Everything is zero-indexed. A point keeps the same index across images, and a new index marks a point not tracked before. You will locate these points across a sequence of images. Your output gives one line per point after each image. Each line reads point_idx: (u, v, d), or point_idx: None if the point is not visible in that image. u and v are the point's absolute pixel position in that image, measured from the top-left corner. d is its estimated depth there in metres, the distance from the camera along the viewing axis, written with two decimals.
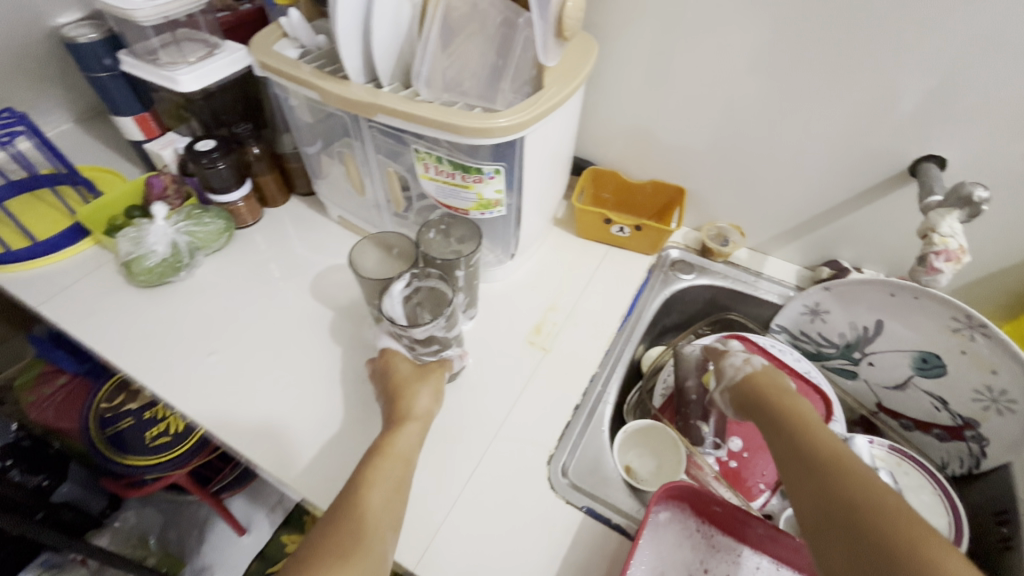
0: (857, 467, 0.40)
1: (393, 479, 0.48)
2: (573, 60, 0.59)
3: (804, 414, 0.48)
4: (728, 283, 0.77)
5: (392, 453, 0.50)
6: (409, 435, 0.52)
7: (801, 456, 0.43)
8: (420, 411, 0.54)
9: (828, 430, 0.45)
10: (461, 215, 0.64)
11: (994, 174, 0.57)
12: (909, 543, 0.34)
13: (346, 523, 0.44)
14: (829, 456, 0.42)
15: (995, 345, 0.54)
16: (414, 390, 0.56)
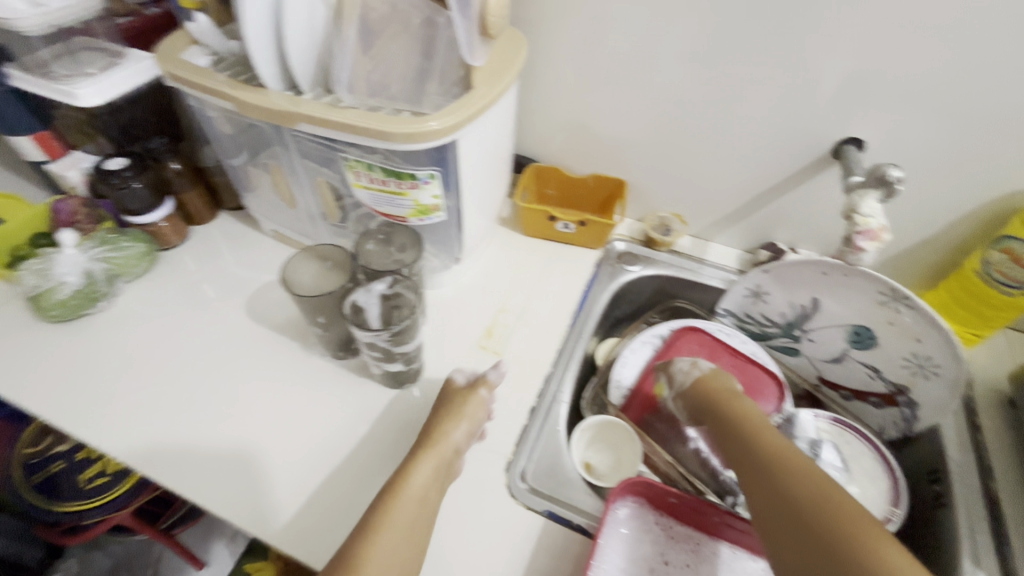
0: (803, 464, 0.43)
1: (407, 527, 0.45)
2: (503, 57, 0.58)
3: (753, 415, 0.50)
4: (673, 271, 0.78)
5: (408, 495, 0.47)
6: (429, 475, 0.49)
7: (755, 457, 0.46)
8: (451, 446, 0.51)
9: (778, 432, 0.47)
10: (398, 222, 0.62)
11: (908, 153, 0.60)
12: (861, 542, 0.35)
13: (348, 574, 0.41)
14: (778, 456, 0.44)
15: (920, 316, 0.57)
16: (441, 430, 0.52)
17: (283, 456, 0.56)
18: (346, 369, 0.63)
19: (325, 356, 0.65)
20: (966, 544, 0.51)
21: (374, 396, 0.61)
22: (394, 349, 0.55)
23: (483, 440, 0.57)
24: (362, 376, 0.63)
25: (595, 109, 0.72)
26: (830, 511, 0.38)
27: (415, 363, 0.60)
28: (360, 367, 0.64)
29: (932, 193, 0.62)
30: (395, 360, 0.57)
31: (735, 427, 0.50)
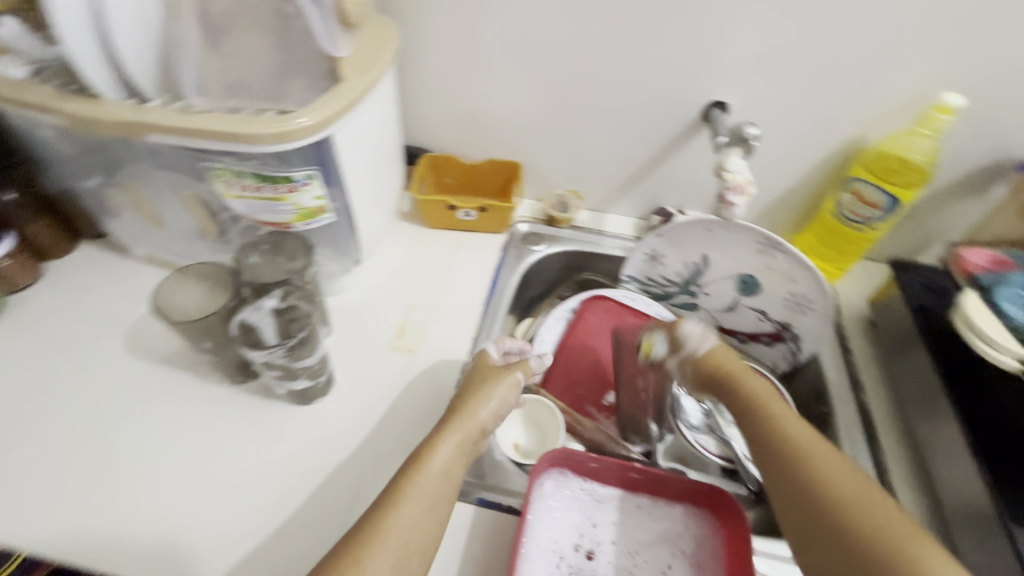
0: (830, 457, 0.43)
1: (428, 501, 0.44)
2: (369, 46, 0.56)
3: (765, 398, 0.50)
4: (576, 246, 0.80)
5: (432, 470, 0.46)
6: (454, 448, 0.49)
7: (779, 448, 0.45)
8: (477, 423, 0.51)
9: (801, 420, 0.47)
10: (281, 230, 0.59)
11: (765, 111, 0.65)
12: (893, 545, 0.37)
13: (365, 542, 0.40)
14: (803, 449, 0.44)
15: (792, 259, 0.63)
16: (467, 409, 0.51)
17: (188, 498, 0.52)
18: (249, 393, 0.59)
19: (223, 383, 0.60)
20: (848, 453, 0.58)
21: (284, 417, 0.58)
22: (296, 364, 0.54)
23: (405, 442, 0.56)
24: (268, 398, 0.59)
25: (479, 93, 0.72)
26: (868, 512, 0.39)
27: (323, 378, 0.58)
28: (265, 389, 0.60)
29: (791, 145, 0.68)
30: (302, 377, 0.56)
31: (751, 413, 0.49)
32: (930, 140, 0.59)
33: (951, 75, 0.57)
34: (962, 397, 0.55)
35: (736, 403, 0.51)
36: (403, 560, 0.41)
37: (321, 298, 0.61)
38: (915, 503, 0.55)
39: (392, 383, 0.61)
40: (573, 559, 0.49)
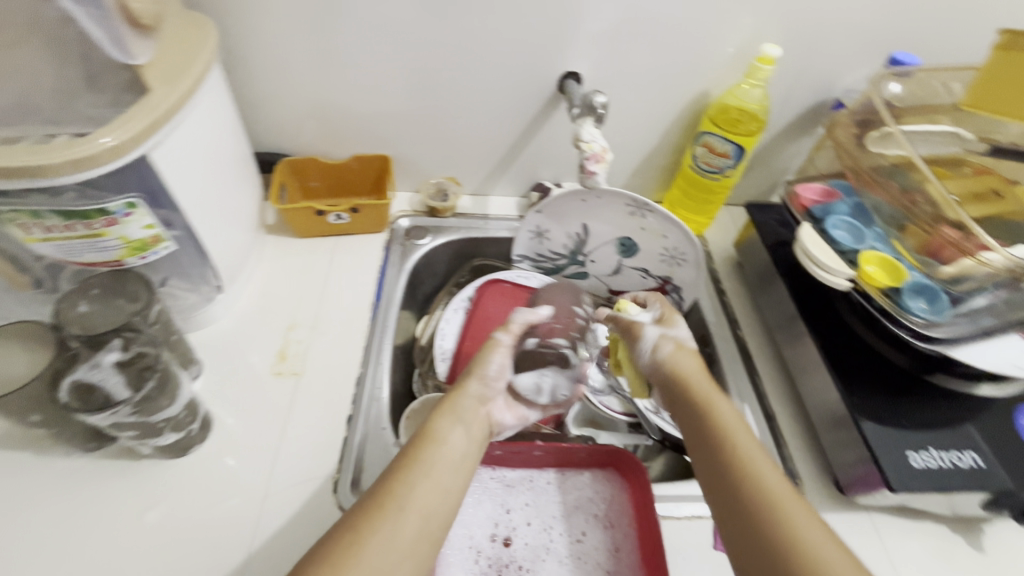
0: (806, 515, 0.38)
1: (443, 479, 0.42)
2: (180, 49, 0.50)
3: (737, 437, 0.43)
4: (461, 234, 0.78)
5: (444, 447, 0.44)
6: (461, 425, 0.46)
7: (750, 496, 0.40)
8: (472, 394, 0.49)
9: (755, 444, 0.43)
10: (114, 267, 0.52)
11: (616, 77, 0.67)
12: None
13: (376, 516, 0.38)
14: (775, 496, 0.39)
15: (660, 217, 0.66)
16: (467, 385, 0.49)
17: None
18: (108, 459, 0.52)
19: (74, 454, 0.52)
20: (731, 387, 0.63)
21: (154, 477, 0.52)
22: (150, 420, 0.48)
23: (303, 472, 0.53)
24: (132, 460, 0.52)
25: (329, 87, 0.67)
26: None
27: (196, 426, 0.53)
28: (127, 450, 0.53)
29: (646, 108, 0.70)
30: (167, 435, 0.51)
31: (722, 453, 0.43)
32: (760, 89, 0.64)
33: (771, 26, 0.62)
34: (813, 319, 0.61)
35: (702, 438, 0.45)
36: (421, 537, 0.38)
37: (177, 335, 0.56)
38: (790, 420, 0.61)
39: (280, 413, 0.57)
40: (491, 549, 0.50)
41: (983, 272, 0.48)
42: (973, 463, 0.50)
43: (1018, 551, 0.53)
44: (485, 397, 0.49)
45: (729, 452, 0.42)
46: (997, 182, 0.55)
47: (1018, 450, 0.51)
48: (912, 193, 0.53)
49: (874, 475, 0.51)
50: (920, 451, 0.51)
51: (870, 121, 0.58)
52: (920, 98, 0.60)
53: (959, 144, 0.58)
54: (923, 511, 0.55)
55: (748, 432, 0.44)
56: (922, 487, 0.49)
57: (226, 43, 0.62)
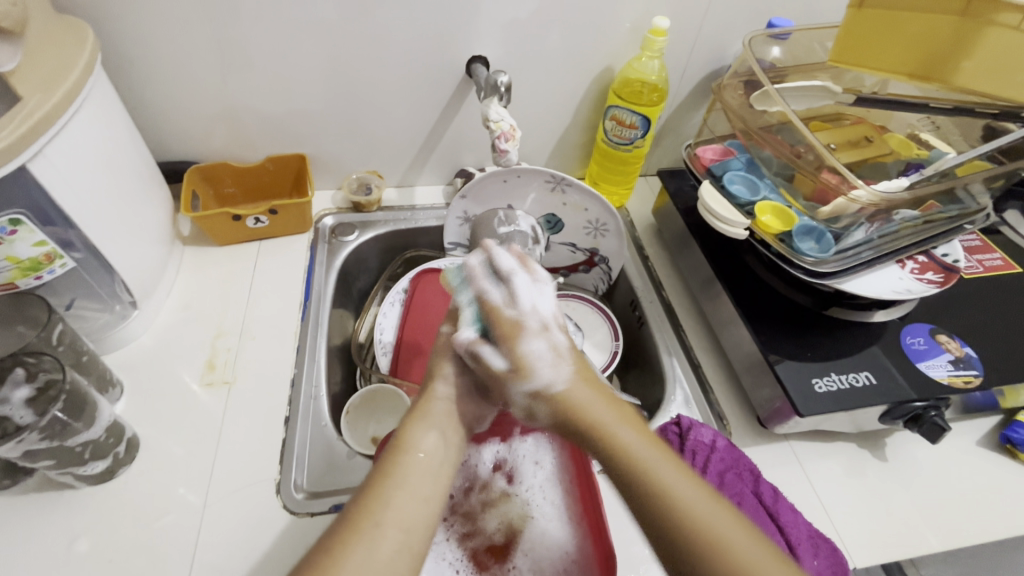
0: (737, 535, 0.32)
1: (422, 489, 0.38)
2: (51, 56, 0.47)
3: (638, 447, 0.37)
4: (390, 227, 0.78)
5: (418, 453, 0.40)
6: (434, 429, 0.42)
7: (686, 529, 0.33)
8: (441, 397, 0.45)
9: (687, 487, 0.35)
10: (7, 291, 0.49)
11: (523, 57, 0.69)
12: None
13: (349, 538, 0.34)
14: (712, 535, 0.32)
15: (579, 190, 0.69)
16: (433, 388, 0.46)
17: None
18: (24, 495, 0.49)
19: None
20: (660, 344, 0.67)
21: (80, 505, 0.49)
22: (68, 445, 0.47)
23: (243, 477, 0.52)
24: (52, 491, 0.49)
25: (229, 87, 0.65)
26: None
27: (122, 449, 0.51)
28: (46, 482, 0.50)
29: (555, 86, 0.72)
30: (89, 461, 0.48)
31: (628, 464, 0.36)
32: (657, 61, 0.67)
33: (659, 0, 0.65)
34: (726, 272, 0.65)
35: (601, 449, 0.38)
36: (402, 552, 0.34)
37: (91, 355, 0.53)
38: (714, 368, 0.65)
39: (213, 424, 0.55)
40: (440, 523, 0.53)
41: (854, 209, 0.54)
42: (868, 381, 0.56)
43: (916, 457, 0.60)
44: (455, 398, 0.46)
45: (639, 476, 0.36)
46: (870, 131, 0.62)
47: (906, 365, 0.57)
48: (796, 146, 0.56)
49: (786, 405, 0.56)
50: (822, 377, 0.56)
51: (753, 82, 0.61)
52: (799, 59, 0.66)
53: (830, 96, 0.64)
54: (834, 433, 0.60)
55: (625, 420, 0.39)
56: (826, 408, 0.54)
57: (108, 47, 0.58)
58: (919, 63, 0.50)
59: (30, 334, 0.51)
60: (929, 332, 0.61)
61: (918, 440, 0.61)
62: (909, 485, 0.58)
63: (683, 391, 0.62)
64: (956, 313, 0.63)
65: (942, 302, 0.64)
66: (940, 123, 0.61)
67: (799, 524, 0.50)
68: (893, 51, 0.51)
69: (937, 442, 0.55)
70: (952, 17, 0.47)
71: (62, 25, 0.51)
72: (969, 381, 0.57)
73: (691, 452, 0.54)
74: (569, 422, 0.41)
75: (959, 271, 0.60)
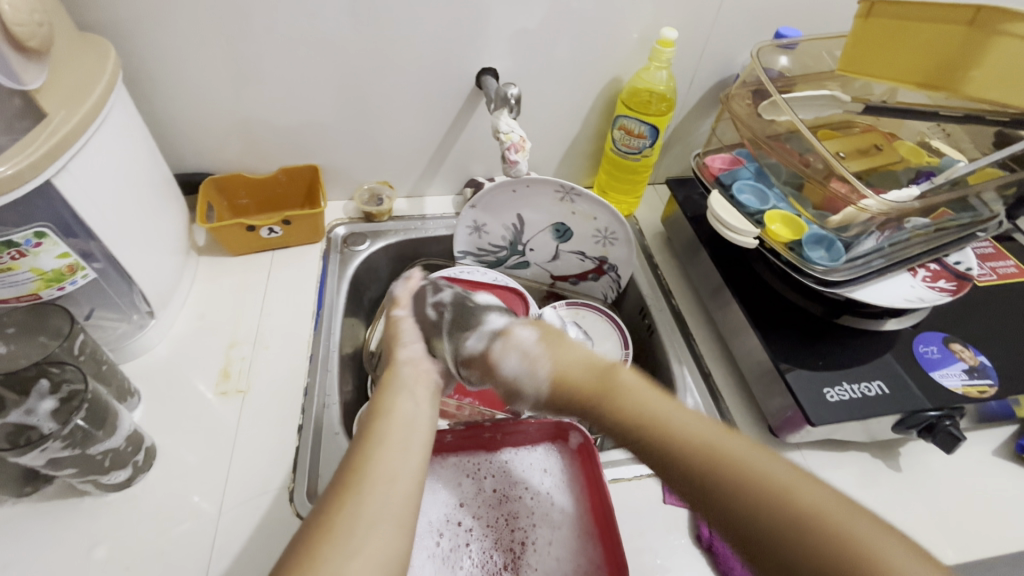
0: (754, 458, 0.37)
1: (400, 442, 0.42)
2: (76, 74, 0.49)
3: (656, 407, 0.42)
4: (401, 236, 0.79)
5: (394, 414, 0.45)
6: (407, 392, 0.47)
7: (694, 454, 0.38)
8: (406, 361, 0.51)
9: (676, 411, 0.41)
10: (31, 301, 0.50)
11: (532, 69, 0.69)
12: (796, 529, 0.33)
13: (340, 496, 0.37)
14: (709, 449, 0.38)
15: (588, 200, 0.69)
16: (399, 353, 0.52)
17: None
18: (44, 502, 0.50)
19: (7, 502, 0.50)
20: (670, 353, 0.67)
21: (98, 513, 0.50)
22: (90, 453, 0.47)
23: (258, 486, 0.53)
24: (72, 498, 0.50)
25: (246, 101, 0.67)
26: (819, 514, 0.33)
27: (140, 457, 0.52)
28: (65, 489, 0.51)
29: (563, 96, 0.73)
30: (109, 469, 0.49)
31: (649, 425, 0.41)
32: (665, 71, 0.68)
33: (667, 12, 0.66)
34: (736, 281, 0.65)
35: (622, 418, 0.43)
36: (391, 501, 0.38)
37: (111, 364, 0.54)
38: (724, 377, 0.65)
39: (228, 432, 0.56)
40: (453, 531, 0.53)
41: (864, 218, 0.54)
42: (880, 391, 0.56)
43: (931, 467, 0.59)
44: (419, 356, 0.52)
45: (663, 432, 0.40)
46: (880, 139, 0.62)
47: (919, 375, 0.57)
48: (805, 155, 0.56)
49: (798, 415, 0.56)
50: (834, 386, 0.56)
51: (761, 92, 0.62)
52: (807, 68, 0.66)
53: (839, 106, 0.64)
54: (847, 443, 0.60)
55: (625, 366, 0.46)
56: (838, 418, 0.53)
57: (128, 63, 0.60)
58: (925, 74, 0.50)
59: (52, 343, 0.53)
60: (942, 340, 0.61)
61: (932, 450, 0.60)
62: (925, 496, 0.57)
63: (693, 400, 0.62)
64: (969, 321, 0.63)
65: (955, 310, 0.64)
66: (951, 131, 0.61)
67: None
68: (899, 61, 0.51)
69: (953, 453, 0.54)
70: (960, 28, 0.47)
71: (85, 43, 0.52)
72: (984, 390, 0.56)
73: None
74: (584, 390, 0.46)
75: (972, 279, 0.59)
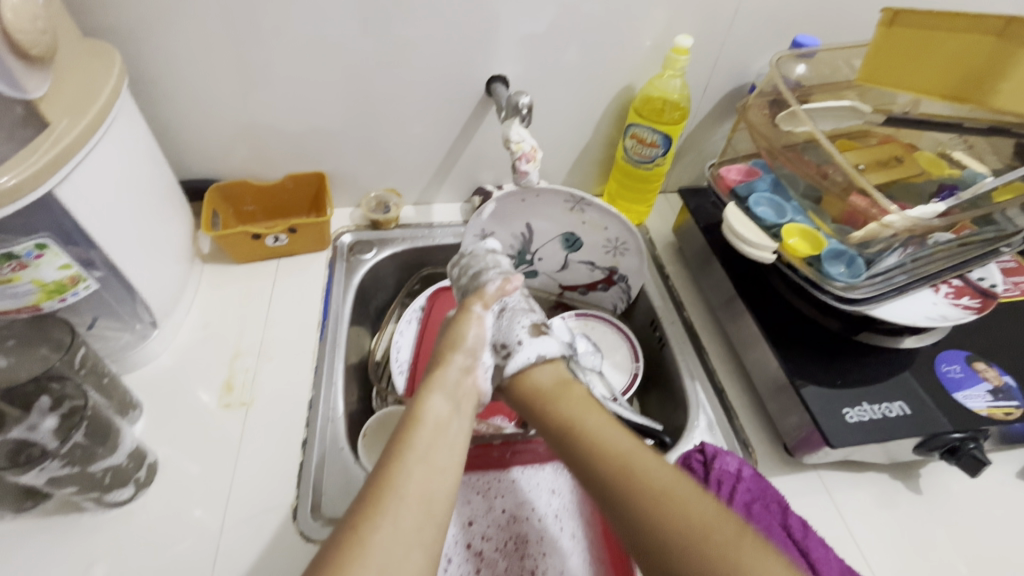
0: (648, 464, 0.41)
1: (438, 460, 0.40)
2: (80, 82, 0.48)
3: (592, 423, 0.45)
4: (408, 244, 0.78)
5: (430, 424, 0.42)
6: (447, 398, 0.45)
7: (607, 461, 0.42)
8: (458, 365, 0.48)
9: (602, 419, 0.46)
10: (32, 313, 0.50)
11: (543, 75, 0.68)
12: (686, 533, 0.37)
13: (371, 512, 0.35)
14: (619, 455, 0.42)
15: (599, 210, 0.68)
16: (451, 357, 0.48)
17: None
18: (43, 518, 0.49)
19: (4, 517, 0.49)
20: (682, 367, 0.65)
21: (96, 529, 0.49)
22: (89, 471, 0.47)
23: (259, 503, 0.51)
24: (71, 513, 0.49)
25: (253, 106, 0.65)
26: (687, 513, 0.38)
27: (142, 474, 0.51)
28: (64, 504, 0.50)
29: (573, 103, 0.72)
30: (110, 487, 0.48)
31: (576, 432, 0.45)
32: (679, 79, 0.66)
33: (682, 19, 0.65)
34: (749, 296, 0.64)
35: (552, 420, 0.47)
36: (423, 522, 0.36)
37: (112, 376, 0.54)
38: (737, 393, 0.63)
39: (230, 447, 0.55)
40: (461, 555, 0.51)
41: (887, 234, 0.52)
42: (902, 412, 0.54)
43: (953, 489, 0.57)
44: (471, 367, 0.48)
45: (585, 439, 0.44)
46: (899, 150, 0.60)
47: (940, 395, 0.55)
48: (824, 167, 0.55)
49: (815, 435, 0.54)
50: (853, 407, 0.54)
51: (779, 101, 0.60)
52: (824, 77, 0.64)
53: (859, 118, 0.63)
54: (865, 463, 0.58)
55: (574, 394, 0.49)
56: (857, 440, 0.52)
57: (134, 69, 0.59)
58: (952, 82, 0.49)
59: (52, 355, 0.52)
60: (965, 359, 0.59)
61: (953, 471, 0.59)
62: (946, 520, 0.55)
63: (706, 416, 0.61)
64: (991, 338, 0.61)
65: (976, 326, 0.62)
66: (974, 142, 0.58)
67: (831, 561, 0.48)
68: (925, 69, 0.50)
69: (977, 477, 0.52)
70: (991, 38, 0.45)
71: (90, 49, 0.52)
72: (1010, 412, 0.54)
73: (717, 482, 0.53)
74: (536, 409, 0.48)
75: (996, 296, 0.58)
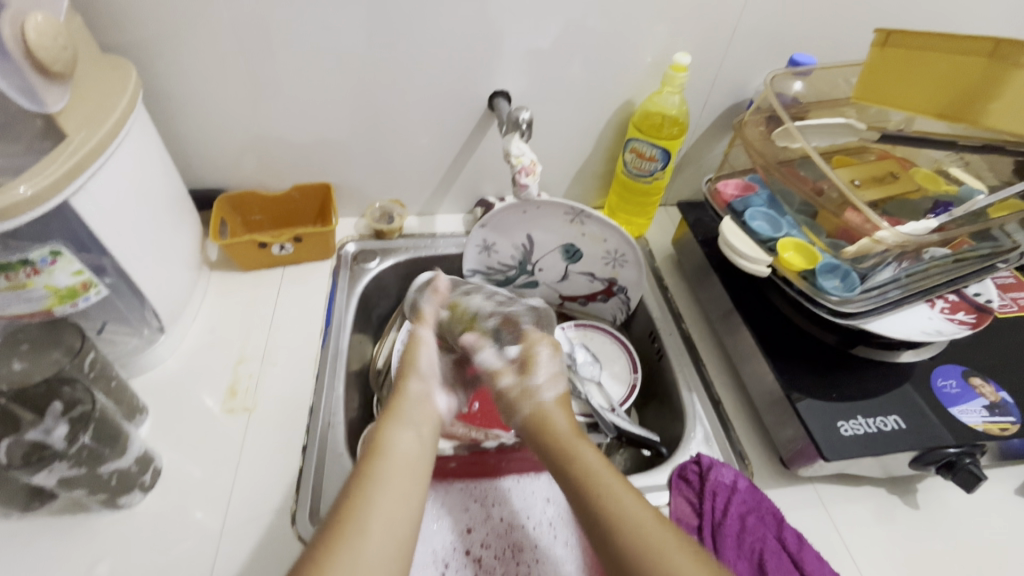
0: (631, 505, 0.43)
1: (399, 486, 0.44)
2: (99, 94, 0.50)
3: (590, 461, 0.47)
4: (411, 254, 0.79)
5: (395, 453, 0.46)
6: (409, 427, 0.49)
7: (599, 502, 0.43)
8: (415, 394, 0.53)
9: (604, 465, 0.46)
10: (44, 318, 0.51)
11: (544, 91, 0.70)
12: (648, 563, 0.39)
13: (335, 544, 0.38)
14: (610, 500, 0.43)
15: (598, 222, 0.69)
16: (408, 389, 0.53)
17: None
18: (48, 518, 0.50)
19: (11, 517, 0.50)
20: (679, 379, 0.66)
21: (99, 530, 0.50)
22: (97, 472, 0.48)
23: (259, 505, 0.52)
24: (77, 514, 0.50)
25: (262, 119, 0.67)
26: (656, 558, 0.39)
27: (148, 478, 0.52)
28: (71, 505, 0.51)
29: (573, 119, 0.73)
30: (118, 489, 0.50)
31: (582, 477, 0.45)
32: (678, 95, 0.68)
33: (679, 37, 0.66)
34: (748, 308, 0.64)
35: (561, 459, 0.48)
36: (387, 550, 0.39)
37: (122, 380, 0.55)
38: (734, 405, 0.64)
39: (233, 449, 0.56)
40: (459, 561, 0.52)
41: (880, 249, 0.53)
42: (897, 426, 0.54)
43: (950, 505, 0.57)
44: (427, 394, 0.54)
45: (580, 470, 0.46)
46: (895, 166, 0.61)
47: (937, 408, 0.56)
48: (818, 183, 0.56)
49: (810, 448, 0.54)
50: (848, 420, 0.54)
51: (775, 118, 0.61)
52: (822, 94, 0.65)
53: (855, 134, 0.64)
54: (862, 477, 0.58)
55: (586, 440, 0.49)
56: (852, 453, 0.52)
57: (149, 83, 0.61)
58: (944, 102, 0.50)
59: (63, 359, 0.53)
60: (962, 374, 0.59)
61: (952, 487, 0.59)
62: (943, 536, 0.55)
63: (703, 428, 0.61)
64: (988, 353, 0.62)
65: (973, 341, 0.63)
66: (970, 160, 0.60)
67: (826, 574, 0.48)
68: (917, 90, 0.51)
69: (973, 492, 0.52)
70: (980, 59, 0.46)
71: (108, 63, 0.54)
72: (1006, 428, 0.54)
73: (712, 493, 0.53)
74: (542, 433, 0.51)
75: (992, 311, 0.59)
